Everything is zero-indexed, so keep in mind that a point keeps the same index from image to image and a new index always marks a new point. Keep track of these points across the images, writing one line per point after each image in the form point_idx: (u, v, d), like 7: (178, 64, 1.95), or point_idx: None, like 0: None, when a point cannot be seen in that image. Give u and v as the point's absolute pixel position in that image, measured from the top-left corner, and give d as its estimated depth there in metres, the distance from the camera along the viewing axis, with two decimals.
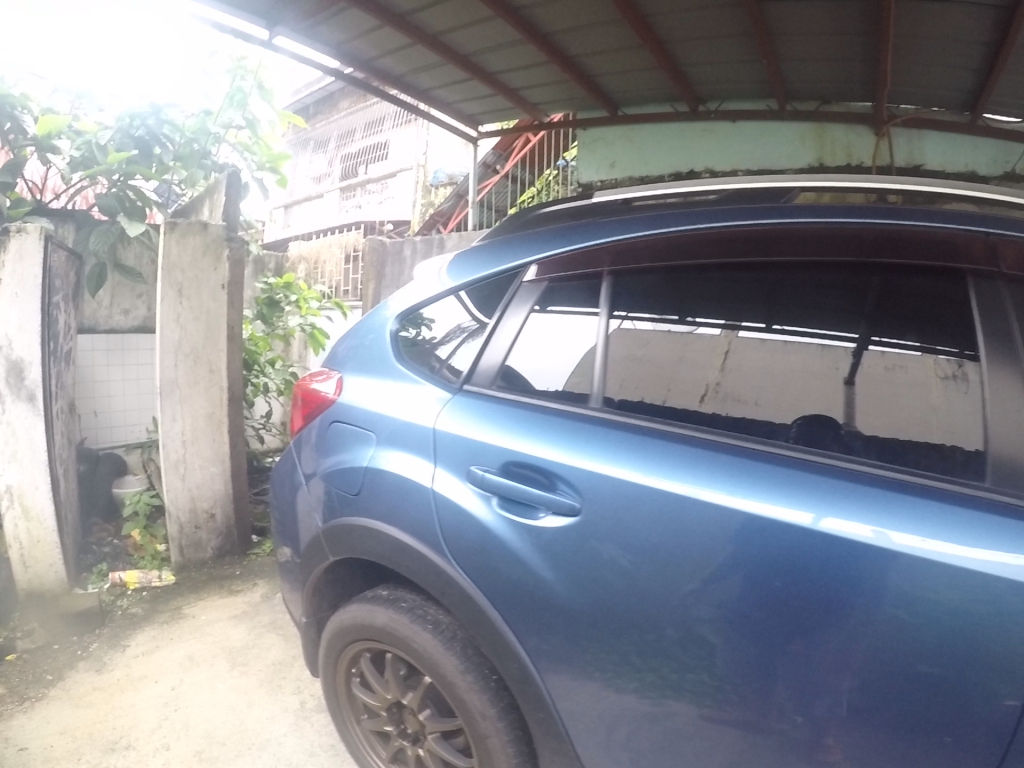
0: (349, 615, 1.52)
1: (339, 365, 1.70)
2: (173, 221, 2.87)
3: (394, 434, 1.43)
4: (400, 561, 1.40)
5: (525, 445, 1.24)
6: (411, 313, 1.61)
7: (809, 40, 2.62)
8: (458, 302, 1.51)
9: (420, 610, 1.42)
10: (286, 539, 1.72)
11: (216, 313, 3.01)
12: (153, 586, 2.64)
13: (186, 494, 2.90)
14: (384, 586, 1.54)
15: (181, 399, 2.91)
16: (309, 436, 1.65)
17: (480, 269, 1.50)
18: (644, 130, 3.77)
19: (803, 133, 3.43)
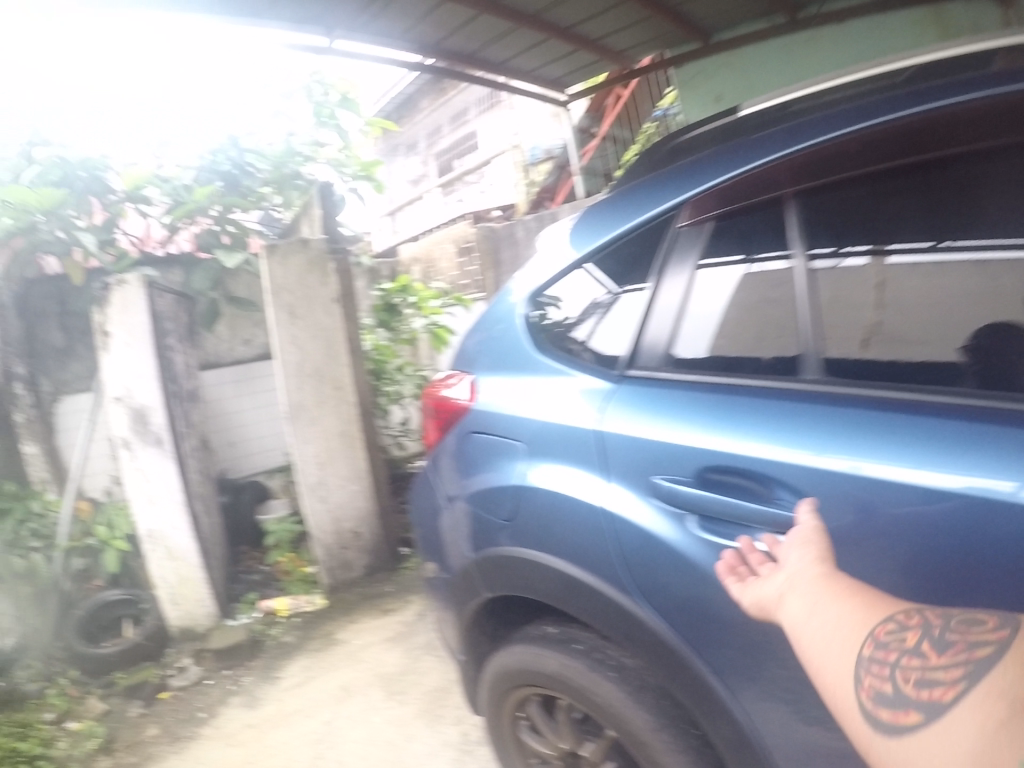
0: (514, 658, 1.39)
1: (468, 362, 1.56)
2: (273, 244, 2.83)
3: (548, 440, 1.25)
4: (567, 590, 1.22)
5: (684, 434, 1.06)
6: (538, 294, 1.43)
7: None
8: (587, 276, 1.33)
9: (599, 653, 1.26)
10: (433, 559, 1.58)
11: (333, 329, 2.95)
12: (303, 612, 2.62)
13: (328, 515, 2.88)
14: (551, 621, 1.38)
15: (311, 421, 2.88)
16: (449, 449, 1.50)
17: (607, 235, 1.30)
18: (741, 54, 3.43)
19: (918, 19, 2.96)
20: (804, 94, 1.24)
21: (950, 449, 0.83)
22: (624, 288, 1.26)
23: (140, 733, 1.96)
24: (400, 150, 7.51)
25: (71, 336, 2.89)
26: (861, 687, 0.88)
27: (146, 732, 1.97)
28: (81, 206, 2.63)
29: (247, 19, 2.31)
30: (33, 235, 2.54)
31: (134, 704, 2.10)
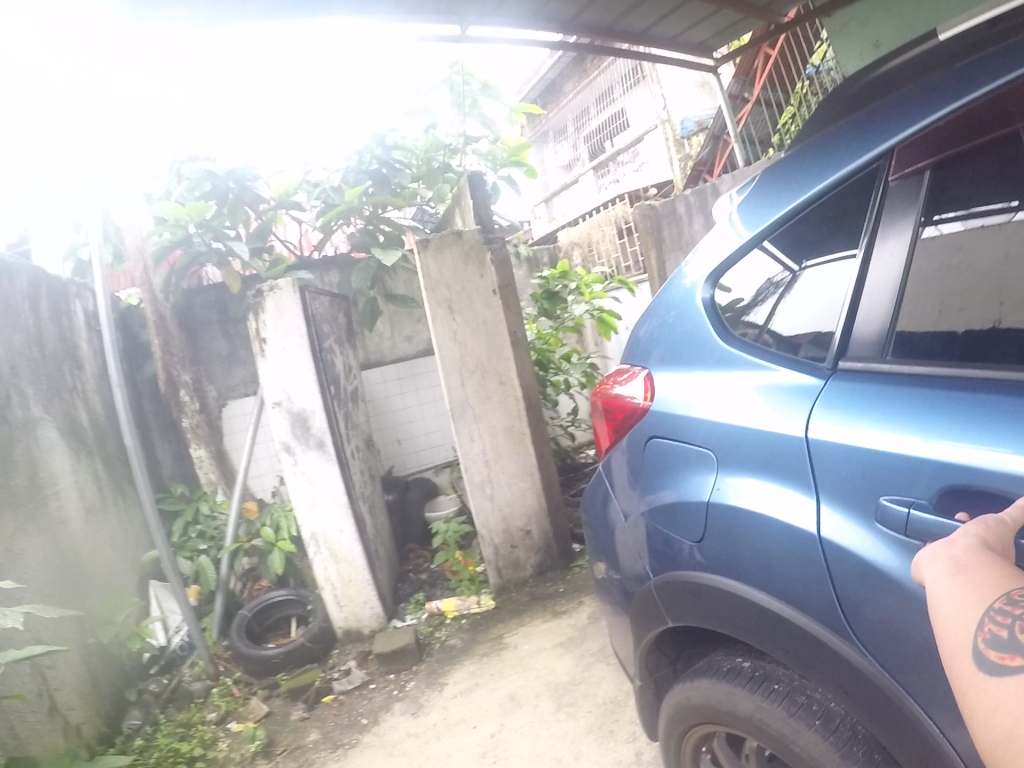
0: (699, 693, 1.19)
1: (640, 356, 1.37)
2: (426, 238, 2.77)
3: (739, 453, 1.04)
4: (763, 624, 1.01)
5: (902, 442, 0.83)
6: (714, 276, 1.22)
7: None
8: (777, 246, 1.10)
9: (808, 701, 1.04)
10: (606, 559, 1.42)
11: (495, 320, 2.85)
12: (471, 613, 2.53)
13: (496, 514, 2.80)
14: (744, 653, 1.18)
15: (475, 418, 2.81)
16: (624, 461, 1.31)
17: (794, 198, 1.07)
18: None
19: None
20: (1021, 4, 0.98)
21: None
22: (832, 256, 1.01)
23: (302, 738, 1.94)
24: (544, 138, 7.35)
25: (234, 341, 3.05)
26: (971, 638, 0.61)
27: (308, 738, 1.94)
28: (235, 214, 2.74)
29: (390, 13, 2.23)
30: (189, 247, 2.71)
31: (297, 707, 2.09)
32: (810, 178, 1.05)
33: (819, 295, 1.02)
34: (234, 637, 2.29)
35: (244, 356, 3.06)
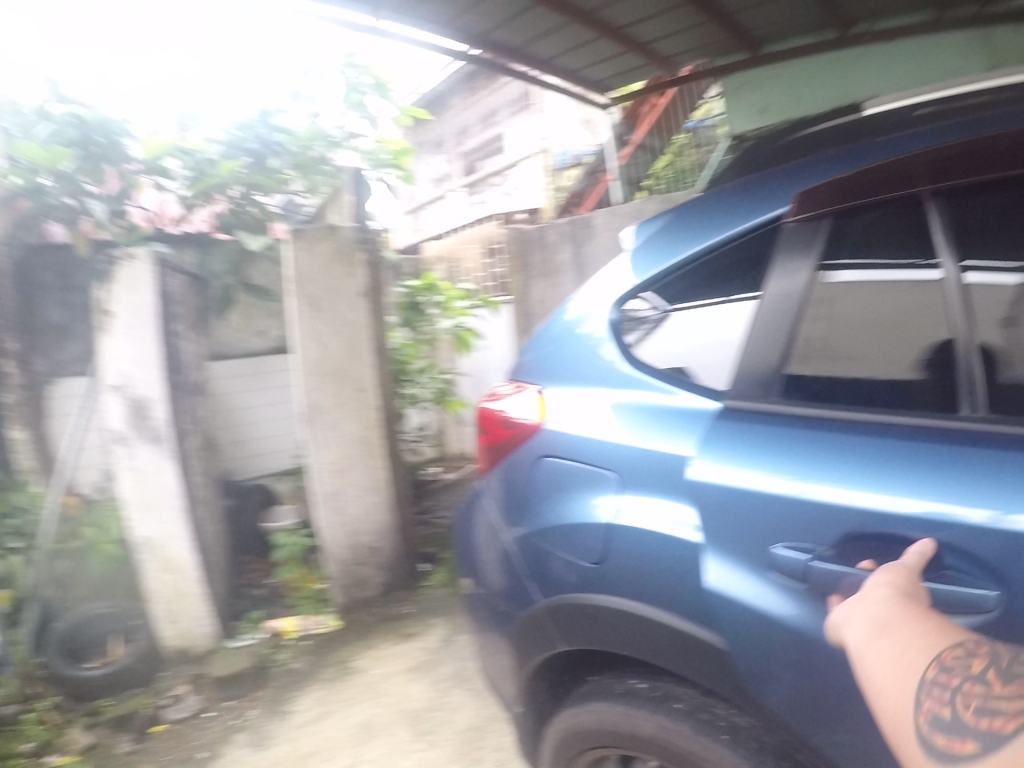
0: (593, 718, 1.19)
1: (530, 375, 1.44)
2: (299, 228, 2.59)
3: (634, 468, 1.13)
4: (642, 633, 1.10)
5: (796, 486, 0.95)
6: (617, 305, 1.32)
7: None
8: (680, 283, 1.23)
9: (710, 714, 1.09)
10: (478, 580, 1.42)
11: (358, 325, 2.71)
12: (313, 634, 2.34)
13: (344, 529, 2.62)
14: (638, 675, 1.20)
15: (329, 424, 2.63)
16: (503, 472, 1.36)
17: (701, 243, 1.20)
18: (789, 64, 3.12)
19: (976, 38, 2.73)
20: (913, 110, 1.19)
21: None
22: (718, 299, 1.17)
23: None
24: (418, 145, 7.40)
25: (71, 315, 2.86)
26: (914, 719, 0.75)
27: None
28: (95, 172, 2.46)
29: None
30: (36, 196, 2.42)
31: (123, 739, 1.88)
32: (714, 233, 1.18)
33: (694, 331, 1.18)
34: (51, 654, 2.02)
35: (81, 331, 2.88)
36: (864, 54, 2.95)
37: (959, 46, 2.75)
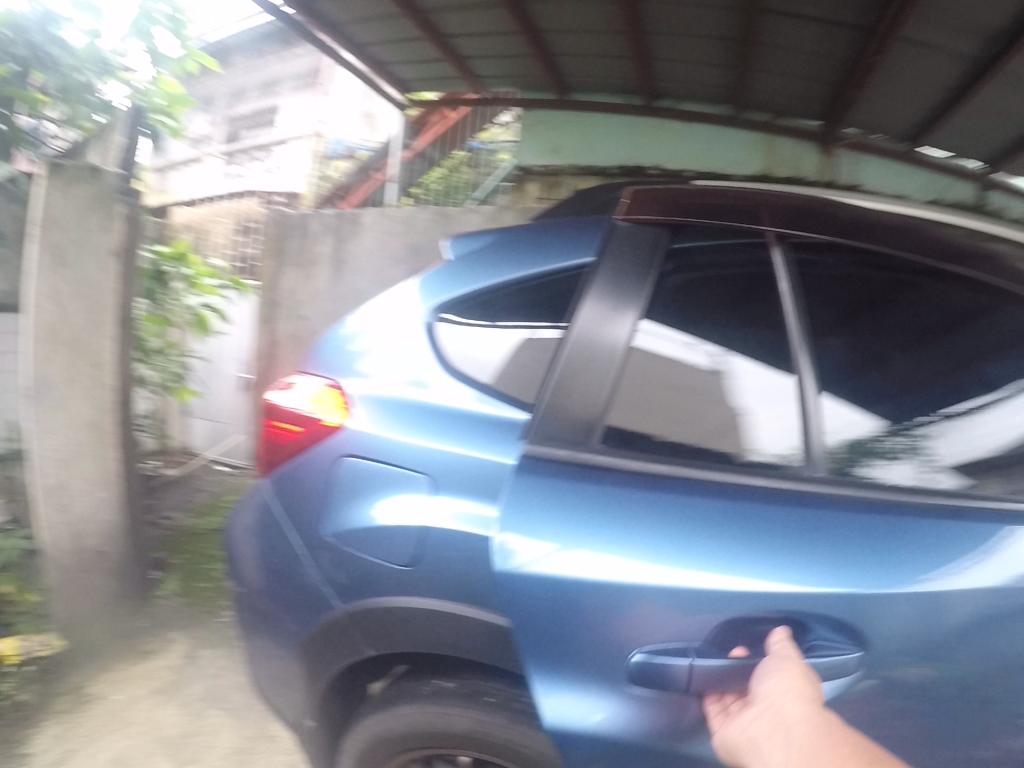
0: (403, 719, 1.44)
1: (346, 356, 1.60)
2: (55, 161, 2.15)
3: (446, 471, 1.34)
4: (446, 626, 1.32)
5: (626, 570, 1.17)
6: (444, 306, 1.54)
7: (783, 54, 2.97)
8: (506, 301, 1.48)
9: (511, 696, 1.38)
10: (275, 594, 1.54)
11: (103, 290, 2.27)
12: (35, 657, 2.24)
13: (67, 531, 2.22)
14: (442, 676, 1.46)
15: (58, 404, 2.19)
16: (312, 461, 1.50)
17: (524, 268, 1.48)
18: (591, 120, 3.86)
19: (753, 142, 3.68)
20: (709, 189, 1.51)
21: (826, 557, 1.10)
22: (513, 329, 1.44)
23: None
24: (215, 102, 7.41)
25: None
26: None
27: None
28: None
29: None
30: None
31: None
32: (543, 267, 1.46)
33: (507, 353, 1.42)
34: None
35: None
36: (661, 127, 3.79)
37: (736, 144, 3.70)
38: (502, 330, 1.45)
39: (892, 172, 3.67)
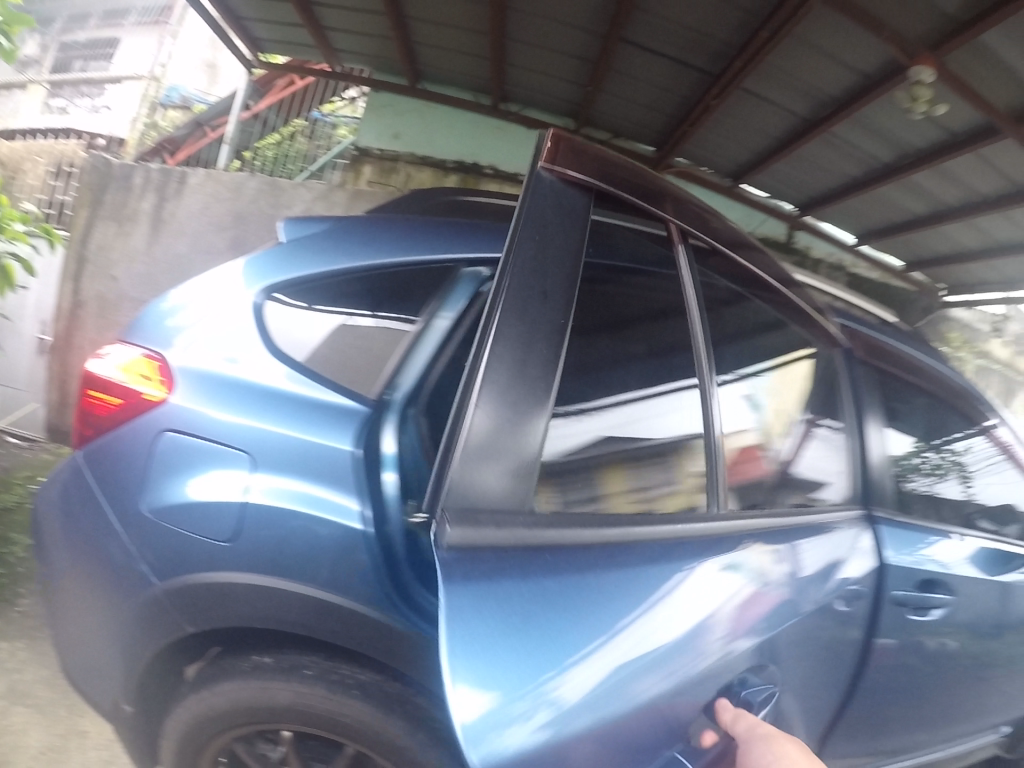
0: (223, 697, 1.39)
1: (158, 330, 1.50)
2: None
3: (289, 450, 1.33)
4: (266, 602, 1.30)
5: (574, 676, 0.98)
6: (280, 293, 1.50)
7: (630, 84, 3.50)
8: (345, 297, 1.50)
9: (330, 669, 1.38)
10: (80, 571, 1.44)
11: None
12: None
13: None
14: (262, 651, 1.44)
15: None
16: (128, 437, 1.41)
17: (365, 264, 1.49)
18: (435, 113, 4.33)
19: None
20: None
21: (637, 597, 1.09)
22: (348, 319, 1.47)
23: None
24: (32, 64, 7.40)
25: None
26: None
27: None
28: None
29: None
30: None
31: None
32: (385, 263, 1.49)
33: (329, 343, 1.47)
34: None
35: None
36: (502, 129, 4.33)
37: None
38: (321, 315, 1.49)
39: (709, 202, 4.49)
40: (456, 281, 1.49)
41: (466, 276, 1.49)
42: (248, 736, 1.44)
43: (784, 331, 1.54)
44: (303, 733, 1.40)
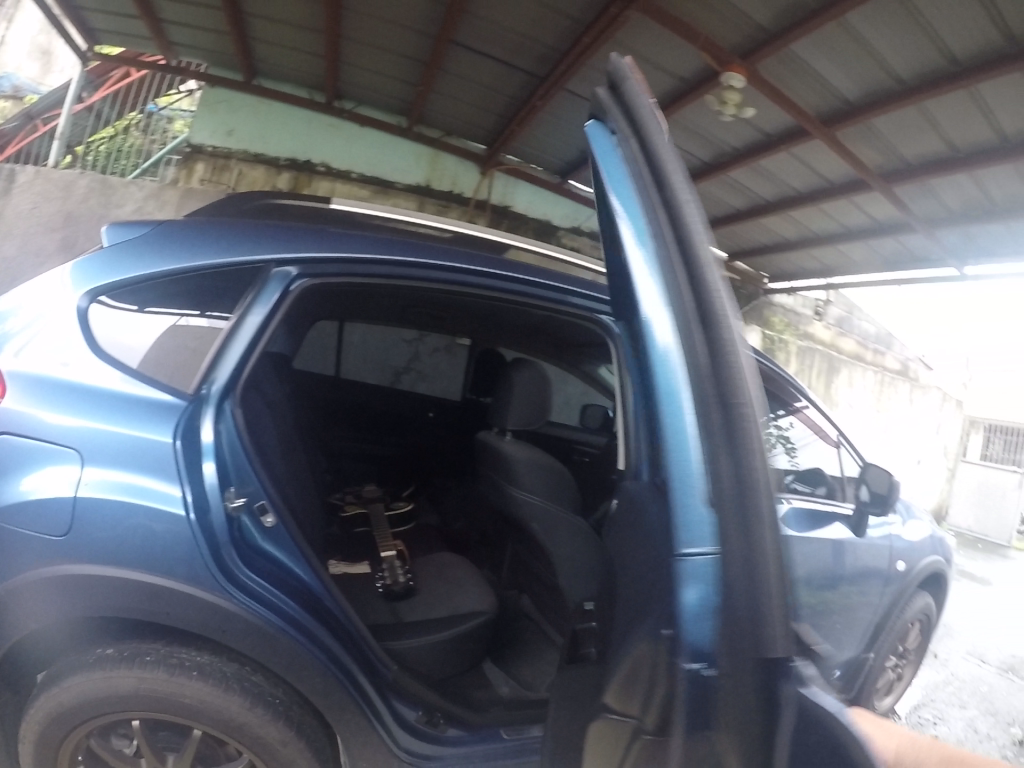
0: (70, 693, 1.35)
1: None
2: None
3: (125, 445, 1.34)
4: (108, 590, 1.31)
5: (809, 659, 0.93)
6: (105, 297, 1.48)
7: (460, 82, 4.42)
8: (170, 300, 1.51)
9: (171, 655, 1.37)
10: None
11: None
12: None
13: None
14: (104, 641, 1.41)
15: None
16: None
17: (184, 263, 1.48)
18: (277, 116, 5.51)
19: (421, 156, 5.78)
20: (368, 212, 1.76)
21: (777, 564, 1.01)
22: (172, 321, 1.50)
23: None
24: None
25: None
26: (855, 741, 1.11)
27: None
28: None
29: None
30: None
31: None
32: (208, 262, 1.49)
33: (157, 347, 1.48)
34: None
35: None
36: (335, 128, 5.59)
37: (400, 154, 5.75)
38: (153, 317, 1.50)
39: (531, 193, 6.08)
40: (264, 280, 1.52)
41: (274, 277, 1.52)
42: (102, 729, 1.43)
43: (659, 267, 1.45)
44: (155, 720, 1.40)
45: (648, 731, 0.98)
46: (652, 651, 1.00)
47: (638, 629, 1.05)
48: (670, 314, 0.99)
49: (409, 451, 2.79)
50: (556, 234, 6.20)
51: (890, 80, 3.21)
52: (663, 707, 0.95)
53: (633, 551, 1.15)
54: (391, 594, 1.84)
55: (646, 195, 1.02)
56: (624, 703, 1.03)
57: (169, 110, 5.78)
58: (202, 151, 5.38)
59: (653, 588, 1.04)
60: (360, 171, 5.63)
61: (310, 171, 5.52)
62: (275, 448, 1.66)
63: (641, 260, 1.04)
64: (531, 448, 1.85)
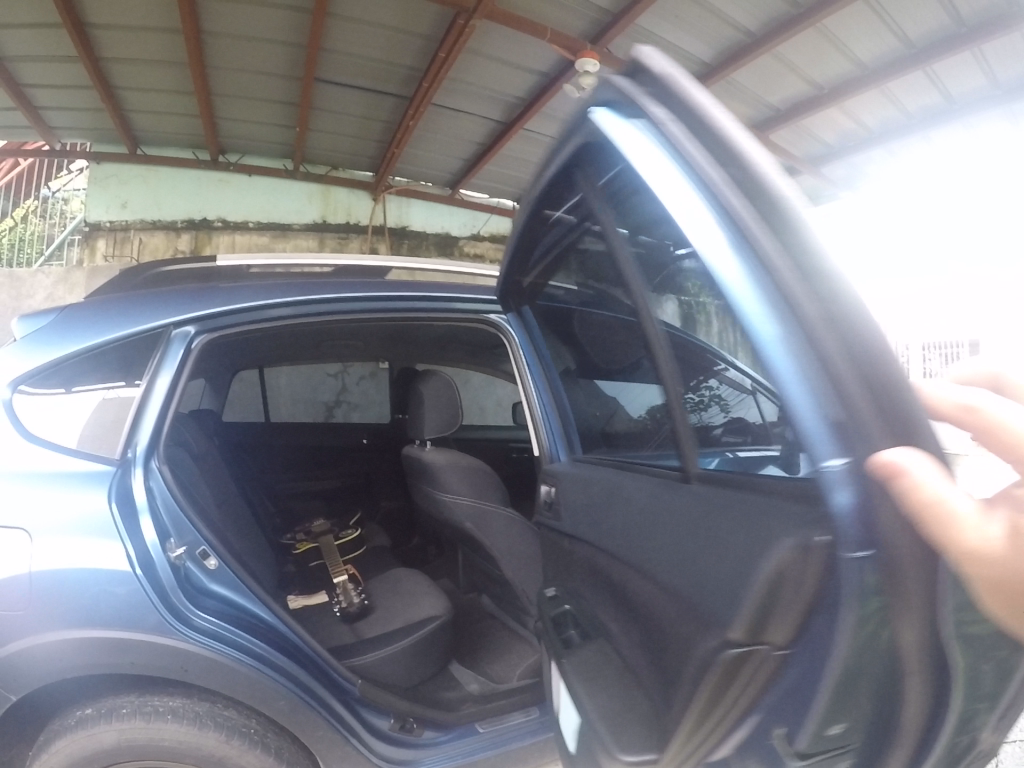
0: (59, 757, 1.41)
1: None
2: None
3: (71, 517, 1.39)
4: (82, 651, 1.36)
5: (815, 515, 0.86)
6: (27, 385, 1.50)
7: (332, 116, 4.65)
8: (86, 375, 1.56)
9: (144, 705, 1.45)
10: None
11: None
12: None
13: None
14: (85, 704, 1.49)
15: None
16: None
17: (91, 338, 1.55)
18: (166, 180, 5.65)
19: (315, 196, 5.94)
20: (253, 262, 1.87)
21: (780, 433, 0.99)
22: (91, 392, 1.56)
23: None
24: None
25: None
26: None
27: None
28: None
29: None
30: None
31: None
32: (121, 334, 1.57)
33: (93, 423, 1.53)
34: None
35: None
36: (225, 181, 5.74)
37: (297, 195, 5.88)
38: (83, 394, 1.54)
39: (429, 211, 6.28)
40: (166, 344, 1.60)
41: (175, 338, 1.60)
42: None
43: (557, 237, 1.61)
44: None
45: (781, 650, 0.88)
46: (799, 558, 0.84)
47: (761, 550, 0.91)
48: (726, 224, 0.89)
49: (349, 484, 2.93)
50: (457, 245, 6.33)
51: (736, 32, 3.53)
52: (823, 621, 0.82)
53: (718, 510, 1.05)
54: (349, 616, 1.94)
55: (665, 121, 0.95)
56: (756, 632, 0.89)
57: (63, 191, 5.94)
58: (100, 228, 5.54)
59: (771, 516, 0.94)
60: (257, 220, 5.79)
61: (208, 229, 5.68)
62: (207, 496, 1.74)
63: (679, 182, 0.96)
64: (450, 452, 1.96)
